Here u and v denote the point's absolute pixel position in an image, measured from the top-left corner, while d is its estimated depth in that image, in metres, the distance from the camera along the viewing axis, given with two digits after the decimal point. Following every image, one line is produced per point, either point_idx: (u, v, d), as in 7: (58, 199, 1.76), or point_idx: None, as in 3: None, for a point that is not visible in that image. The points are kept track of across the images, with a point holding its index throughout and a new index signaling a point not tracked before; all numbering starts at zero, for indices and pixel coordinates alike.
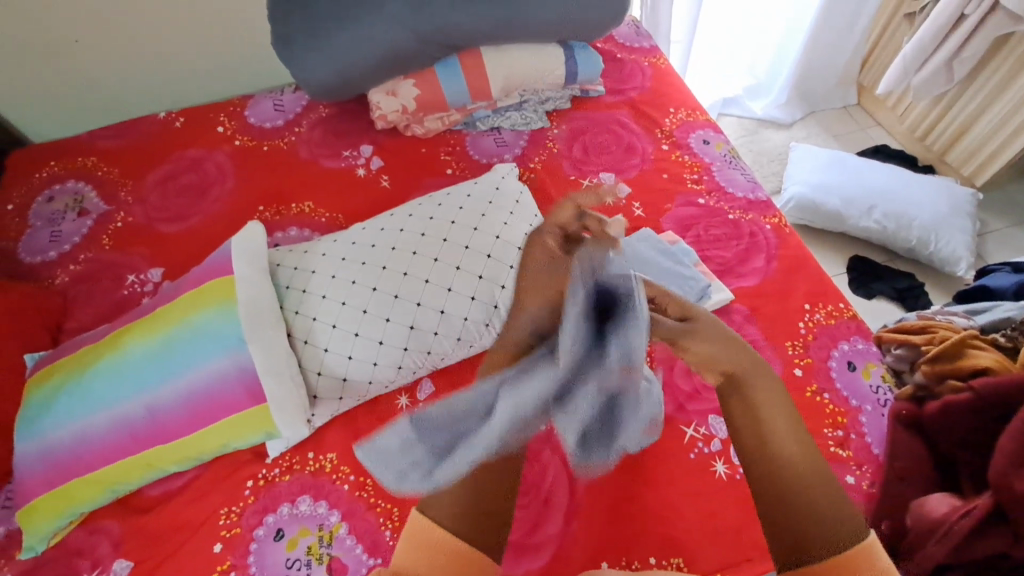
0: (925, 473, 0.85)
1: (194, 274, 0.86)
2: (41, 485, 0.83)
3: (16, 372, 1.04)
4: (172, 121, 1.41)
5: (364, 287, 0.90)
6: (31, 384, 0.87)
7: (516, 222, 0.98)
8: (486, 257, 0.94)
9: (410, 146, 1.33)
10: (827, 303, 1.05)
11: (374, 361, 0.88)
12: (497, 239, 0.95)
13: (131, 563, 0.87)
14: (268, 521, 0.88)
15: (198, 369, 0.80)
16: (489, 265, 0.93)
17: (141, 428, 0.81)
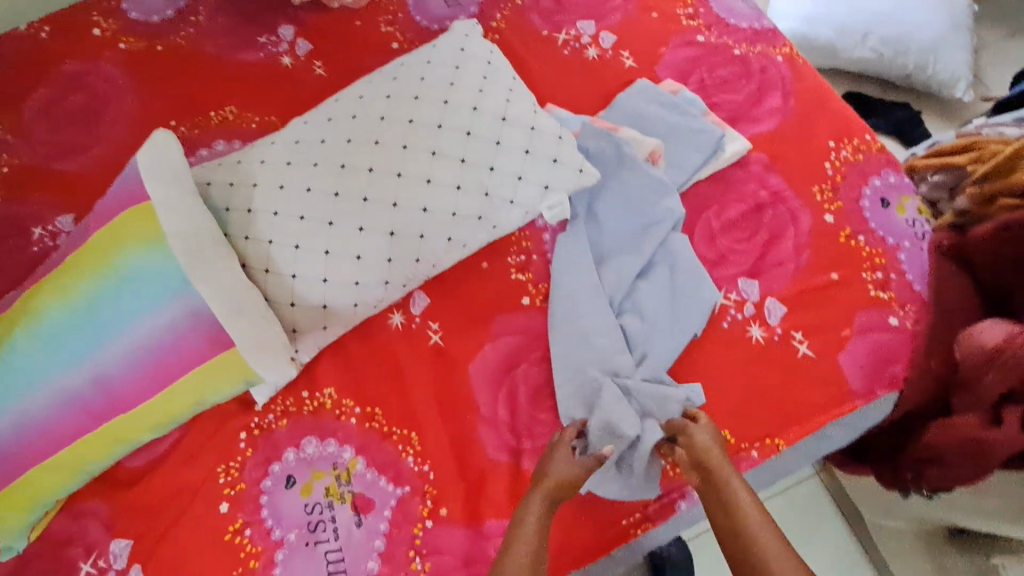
0: (968, 304, 0.80)
1: (104, 207, 0.69)
2: None
3: None
4: (33, 31, 1.11)
5: (324, 194, 0.74)
6: None
7: (493, 87, 0.80)
8: (465, 135, 0.77)
9: (342, 21, 1.08)
10: (853, 138, 0.93)
11: (355, 280, 0.74)
12: (475, 111, 0.78)
13: (132, 541, 0.78)
14: (274, 470, 0.80)
15: (143, 322, 0.65)
16: (471, 144, 0.76)
17: (93, 401, 0.68)
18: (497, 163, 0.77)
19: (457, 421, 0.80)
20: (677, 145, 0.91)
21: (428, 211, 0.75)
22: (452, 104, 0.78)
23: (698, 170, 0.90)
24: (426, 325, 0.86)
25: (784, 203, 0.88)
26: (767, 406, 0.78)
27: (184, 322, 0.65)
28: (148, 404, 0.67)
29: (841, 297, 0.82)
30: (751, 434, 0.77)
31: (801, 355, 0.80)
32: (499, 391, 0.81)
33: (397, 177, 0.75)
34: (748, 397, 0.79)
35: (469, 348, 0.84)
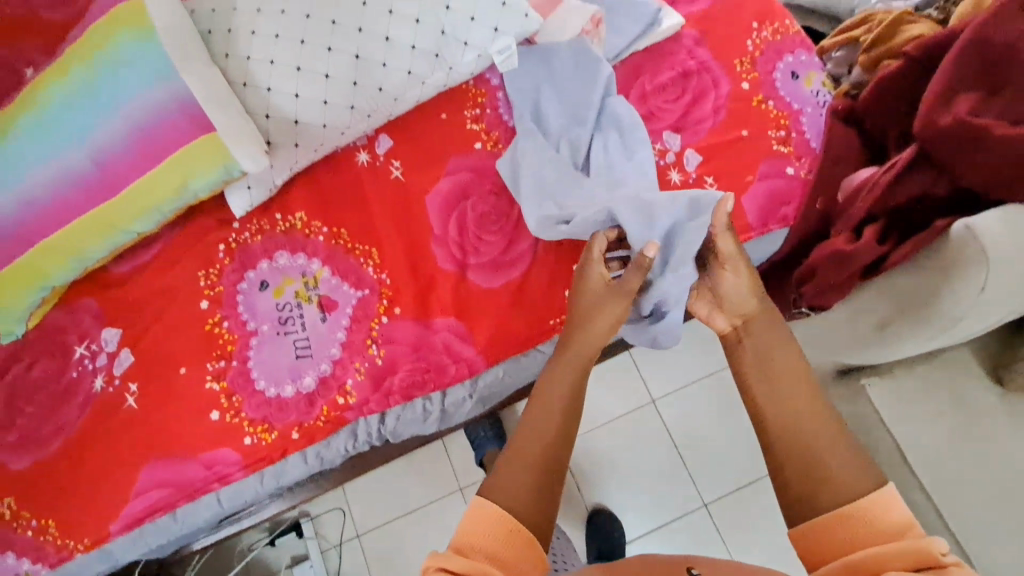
0: (855, 157, 0.94)
1: (96, 8, 0.76)
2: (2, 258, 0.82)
3: None
4: None
5: (296, 16, 0.82)
6: None
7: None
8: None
9: None
10: (774, 22, 1.05)
11: (325, 100, 0.84)
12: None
13: (121, 331, 0.88)
14: (250, 276, 0.90)
15: (130, 107, 0.74)
16: None
17: (88, 182, 0.77)
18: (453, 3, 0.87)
19: (414, 241, 0.92)
20: (619, 16, 1.01)
21: (391, 42, 0.85)
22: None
23: (635, 40, 1.01)
24: (388, 163, 0.97)
25: (709, 72, 1.01)
26: None
27: (166, 107, 0.74)
28: (134, 186, 0.77)
29: (748, 150, 0.96)
30: None
31: None
32: (450, 216, 0.93)
33: (363, 6, 0.84)
34: None
35: (426, 182, 0.95)
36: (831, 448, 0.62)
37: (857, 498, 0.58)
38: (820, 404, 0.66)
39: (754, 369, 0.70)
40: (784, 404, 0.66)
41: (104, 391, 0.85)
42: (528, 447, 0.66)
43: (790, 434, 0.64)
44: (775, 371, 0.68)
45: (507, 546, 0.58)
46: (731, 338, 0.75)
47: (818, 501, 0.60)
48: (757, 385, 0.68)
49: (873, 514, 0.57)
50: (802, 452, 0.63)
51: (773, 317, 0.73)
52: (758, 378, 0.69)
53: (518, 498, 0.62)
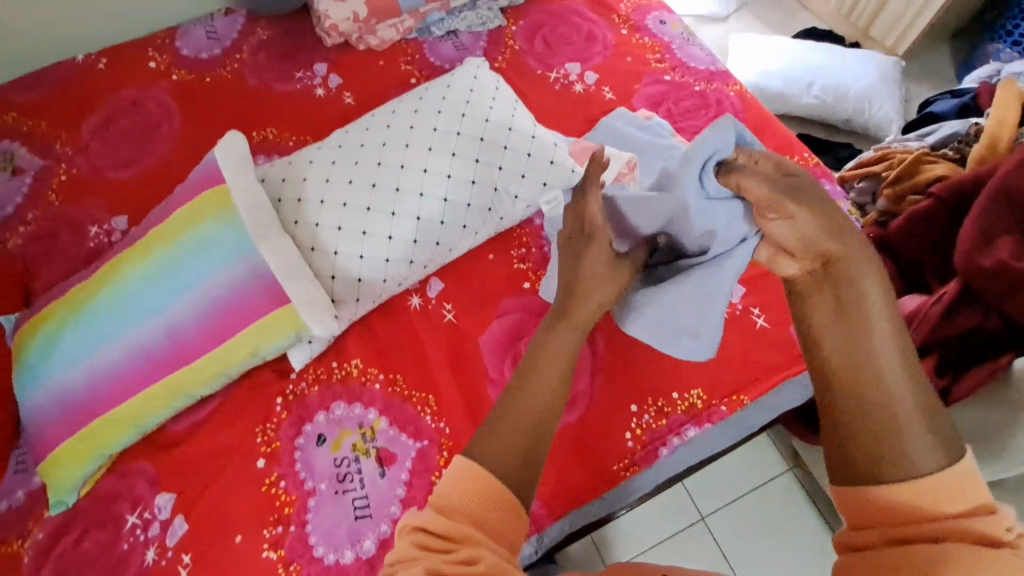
0: (894, 284, 0.97)
1: (181, 191, 0.82)
2: (64, 429, 0.81)
3: None
4: (93, 62, 1.27)
5: (362, 185, 0.89)
6: (26, 332, 0.83)
7: (501, 103, 0.97)
8: (481, 139, 0.93)
9: (367, 60, 1.27)
10: (794, 155, 1.13)
11: (387, 259, 0.88)
12: (487, 122, 0.94)
13: (175, 494, 0.86)
14: (307, 430, 0.89)
15: (211, 282, 0.78)
16: (484, 148, 0.93)
17: (161, 352, 0.78)
18: (506, 163, 0.93)
19: (470, 385, 0.93)
20: (652, 158, 1.08)
21: (449, 201, 0.91)
22: (470, 117, 0.94)
23: None
24: (441, 305, 0.99)
25: None
26: (733, 368, 0.93)
27: (247, 282, 0.78)
28: (209, 355, 0.78)
29: None
30: (720, 392, 0.91)
31: (759, 326, 0.96)
32: (505, 357, 0.94)
33: (423, 172, 0.90)
34: (715, 361, 0.93)
35: (479, 323, 0.97)
36: (913, 416, 0.53)
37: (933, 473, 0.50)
38: (915, 385, 0.54)
39: (841, 354, 0.56)
40: (845, 353, 0.56)
41: (157, 564, 0.82)
42: (526, 404, 0.64)
43: (888, 422, 0.53)
44: (853, 321, 0.56)
45: (489, 511, 0.56)
46: (811, 285, 0.60)
47: (883, 470, 0.52)
48: (837, 357, 0.56)
49: (940, 491, 0.50)
50: (888, 440, 0.52)
51: (838, 221, 0.59)
52: (836, 345, 0.56)
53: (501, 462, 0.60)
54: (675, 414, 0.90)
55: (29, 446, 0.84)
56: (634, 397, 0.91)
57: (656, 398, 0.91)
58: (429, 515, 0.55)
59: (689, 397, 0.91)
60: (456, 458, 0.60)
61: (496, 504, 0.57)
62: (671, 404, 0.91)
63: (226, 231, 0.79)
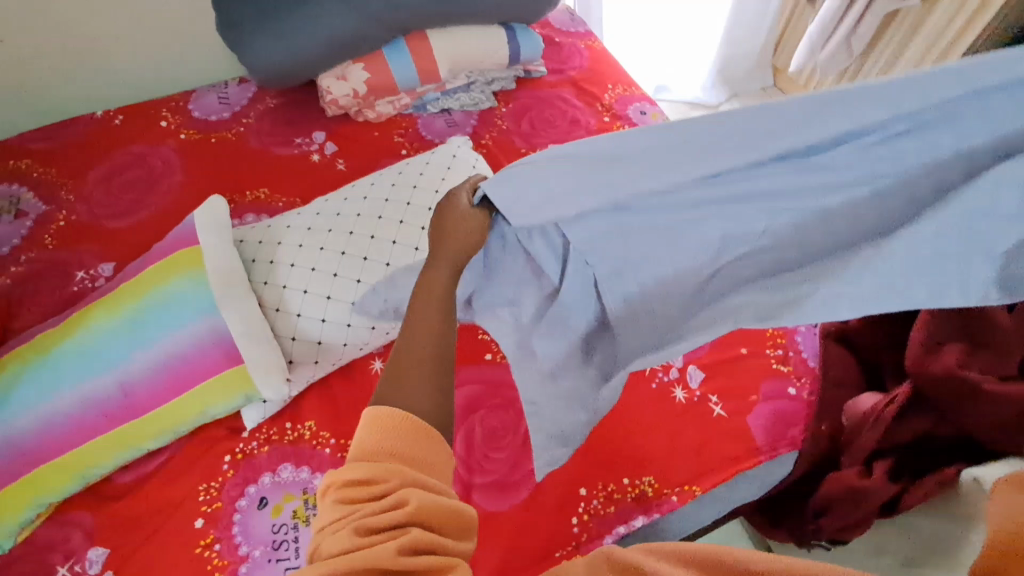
0: (856, 381, 0.96)
1: (158, 249, 0.87)
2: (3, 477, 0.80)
3: None
4: (111, 118, 1.38)
5: (332, 252, 0.93)
6: None
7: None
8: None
9: (363, 131, 1.36)
10: None
11: (348, 323, 0.90)
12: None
13: (107, 550, 0.84)
14: (250, 491, 0.88)
15: (170, 338, 0.80)
16: None
17: (113, 404, 0.80)
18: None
19: None
20: None
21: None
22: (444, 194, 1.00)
23: None
24: None
25: None
26: (686, 457, 0.91)
27: (205, 341, 0.81)
28: (160, 409, 0.80)
29: (748, 367, 1.00)
30: (673, 482, 0.89)
31: (716, 413, 0.95)
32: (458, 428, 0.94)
33: (391, 243, 0.94)
34: (669, 447, 0.92)
35: None
36: None
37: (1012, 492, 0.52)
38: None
39: None
40: None
41: None
42: (415, 348, 0.61)
43: None
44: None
45: (418, 443, 0.53)
46: None
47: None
48: None
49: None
50: None
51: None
52: None
53: (421, 400, 0.57)
54: (624, 501, 0.88)
55: None
56: (583, 480, 0.90)
57: (606, 483, 0.89)
58: (362, 467, 0.50)
59: (640, 484, 0.90)
60: (372, 408, 0.55)
61: (409, 438, 0.53)
62: (622, 490, 0.89)
63: (192, 290, 0.82)
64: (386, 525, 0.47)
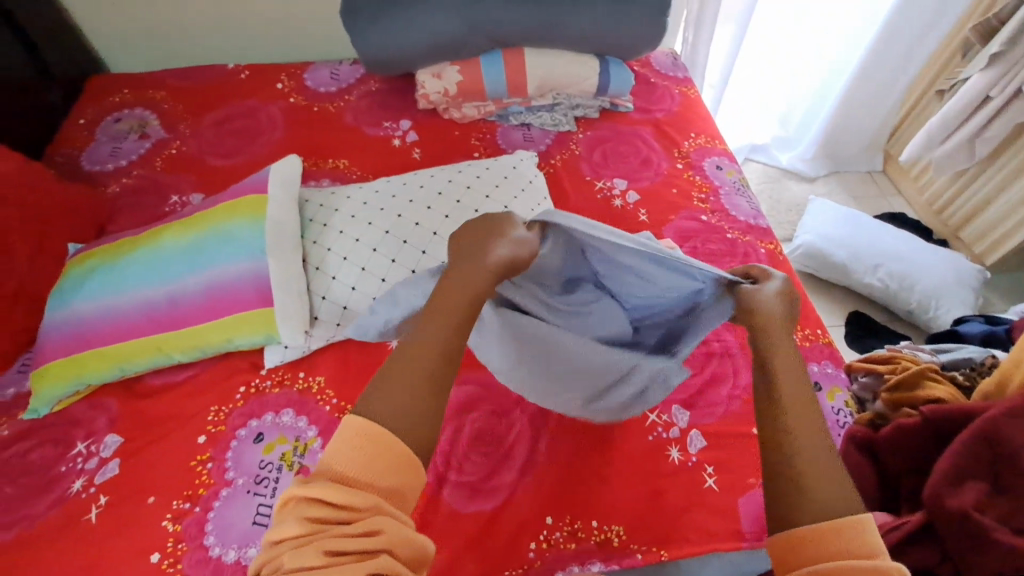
0: (868, 495, 0.90)
1: (233, 190, 0.97)
2: (61, 351, 0.93)
3: (60, 257, 1.13)
4: (238, 72, 1.55)
5: (377, 229, 0.99)
6: (72, 264, 0.98)
7: (527, 197, 1.07)
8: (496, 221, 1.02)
9: (445, 127, 1.44)
10: (805, 327, 1.11)
11: (374, 297, 0.96)
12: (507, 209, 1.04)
13: (121, 440, 0.94)
14: (251, 424, 0.96)
15: (219, 269, 0.89)
16: None
17: (159, 313, 0.90)
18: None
19: None
20: None
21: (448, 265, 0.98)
22: (493, 200, 1.04)
23: None
24: None
25: (731, 356, 1.05)
26: (663, 518, 0.88)
27: (244, 279, 0.89)
28: (192, 329, 0.90)
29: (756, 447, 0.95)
30: (642, 539, 0.86)
31: (707, 485, 0.91)
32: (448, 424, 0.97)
33: (432, 234, 0.99)
34: (648, 503, 0.89)
35: None
36: (827, 463, 0.63)
37: (833, 522, 0.58)
38: (824, 454, 0.64)
39: (808, 461, 0.63)
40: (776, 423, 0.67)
41: (77, 495, 0.88)
42: (411, 360, 0.64)
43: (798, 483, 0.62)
44: (787, 396, 0.69)
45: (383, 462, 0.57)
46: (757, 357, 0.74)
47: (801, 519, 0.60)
48: (776, 415, 0.68)
49: (845, 539, 0.57)
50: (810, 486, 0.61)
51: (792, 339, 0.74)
52: (795, 411, 0.67)
53: (403, 422, 0.60)
54: (586, 543, 0.86)
55: (32, 355, 0.97)
56: (553, 509, 0.89)
57: (574, 519, 0.88)
58: (323, 487, 0.55)
59: (608, 530, 0.87)
60: (345, 419, 0.59)
61: (380, 459, 0.57)
62: (588, 531, 0.87)
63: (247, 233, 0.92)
64: (355, 549, 0.52)
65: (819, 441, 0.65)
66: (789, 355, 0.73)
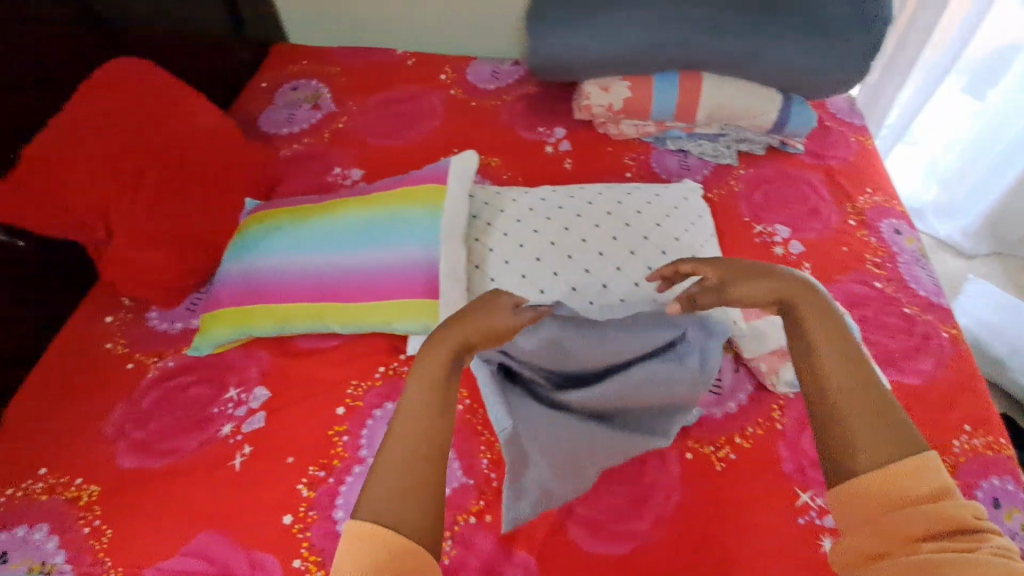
0: None
1: (413, 175, 0.99)
2: (232, 300, 0.98)
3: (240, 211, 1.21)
4: (405, 58, 1.61)
5: (542, 239, 0.97)
6: (251, 220, 1.03)
7: (696, 233, 1.00)
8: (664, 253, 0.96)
9: (600, 141, 1.40)
10: (989, 434, 0.97)
11: (527, 307, 0.92)
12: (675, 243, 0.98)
13: (268, 394, 0.98)
14: (387, 406, 0.96)
15: (394, 251, 0.91)
16: (661, 261, 0.95)
17: (328, 282, 0.93)
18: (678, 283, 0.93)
19: None
20: None
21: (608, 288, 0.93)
22: (662, 230, 0.99)
23: None
24: None
25: None
26: None
27: (414, 268, 0.90)
28: (355, 305, 0.91)
29: None
30: None
31: None
32: None
33: (597, 255, 0.95)
34: None
35: None
36: (873, 441, 0.62)
37: (919, 525, 0.57)
38: (892, 435, 0.63)
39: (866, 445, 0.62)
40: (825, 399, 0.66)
41: (224, 439, 0.93)
42: (399, 443, 0.62)
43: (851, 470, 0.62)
44: (844, 383, 0.66)
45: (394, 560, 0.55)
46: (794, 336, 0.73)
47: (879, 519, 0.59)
48: (832, 389, 0.66)
49: (925, 518, 0.57)
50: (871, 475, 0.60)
51: (843, 335, 0.70)
52: (846, 390, 0.66)
53: (414, 507, 0.58)
54: None
55: (203, 297, 1.03)
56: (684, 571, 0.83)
57: None
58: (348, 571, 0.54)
59: None
60: (350, 522, 0.57)
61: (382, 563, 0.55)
62: None
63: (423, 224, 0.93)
64: None
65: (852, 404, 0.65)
66: (843, 350, 0.69)
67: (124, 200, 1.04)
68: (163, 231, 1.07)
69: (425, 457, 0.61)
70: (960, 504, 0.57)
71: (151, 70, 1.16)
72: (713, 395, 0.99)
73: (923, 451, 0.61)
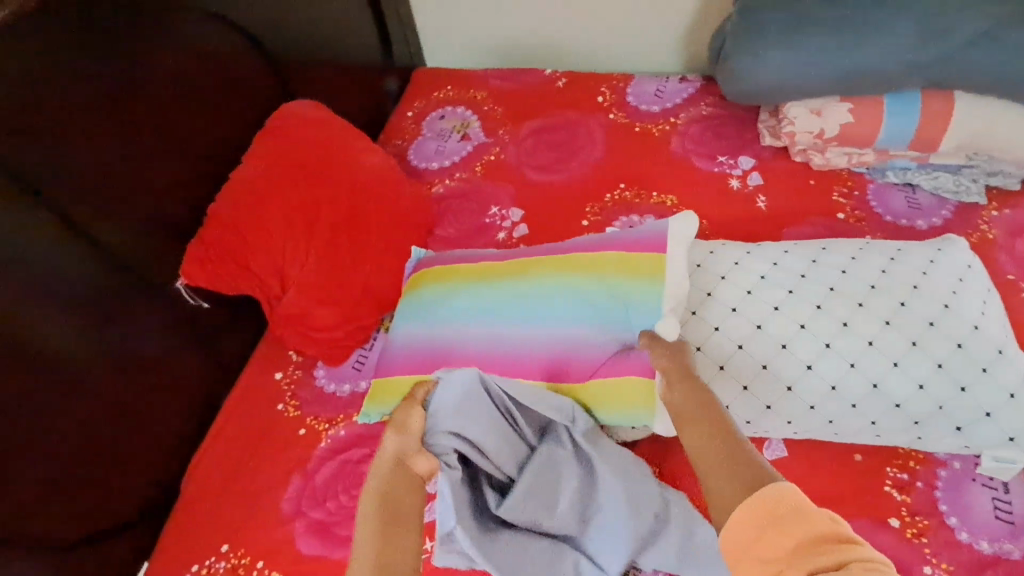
0: None
1: (626, 238, 0.91)
2: (409, 369, 0.90)
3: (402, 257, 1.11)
4: (556, 79, 1.47)
5: (787, 320, 0.83)
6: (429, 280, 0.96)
7: (986, 320, 0.83)
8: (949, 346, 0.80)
9: (799, 173, 1.18)
10: None
11: (767, 404, 0.81)
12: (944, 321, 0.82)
13: None
14: None
15: (618, 333, 0.84)
16: (950, 357, 0.79)
17: (532, 359, 0.85)
18: (970, 388, 0.78)
19: None
20: None
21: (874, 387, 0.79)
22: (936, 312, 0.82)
23: None
24: None
25: None
26: None
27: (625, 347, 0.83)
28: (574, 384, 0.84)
29: None
30: None
31: None
32: None
33: (865, 344, 0.81)
34: None
35: None
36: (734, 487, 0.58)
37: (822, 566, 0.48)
38: (733, 476, 0.59)
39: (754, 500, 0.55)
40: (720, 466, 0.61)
41: None
42: (365, 560, 0.62)
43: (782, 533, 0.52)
44: (722, 454, 0.62)
45: None
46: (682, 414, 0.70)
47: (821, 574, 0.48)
48: (711, 473, 0.61)
49: (787, 530, 0.52)
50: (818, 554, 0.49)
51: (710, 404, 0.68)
52: (711, 460, 0.62)
53: None
54: None
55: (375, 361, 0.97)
56: None
57: None
58: None
59: None
60: None
61: None
62: None
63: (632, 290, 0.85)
64: None
65: (731, 469, 0.60)
66: (707, 412, 0.67)
67: (295, 257, 1.01)
68: (334, 287, 1.02)
69: (384, 536, 0.63)
70: (815, 513, 0.53)
71: (324, 117, 1.14)
72: (1002, 522, 0.76)
73: (766, 480, 0.57)
